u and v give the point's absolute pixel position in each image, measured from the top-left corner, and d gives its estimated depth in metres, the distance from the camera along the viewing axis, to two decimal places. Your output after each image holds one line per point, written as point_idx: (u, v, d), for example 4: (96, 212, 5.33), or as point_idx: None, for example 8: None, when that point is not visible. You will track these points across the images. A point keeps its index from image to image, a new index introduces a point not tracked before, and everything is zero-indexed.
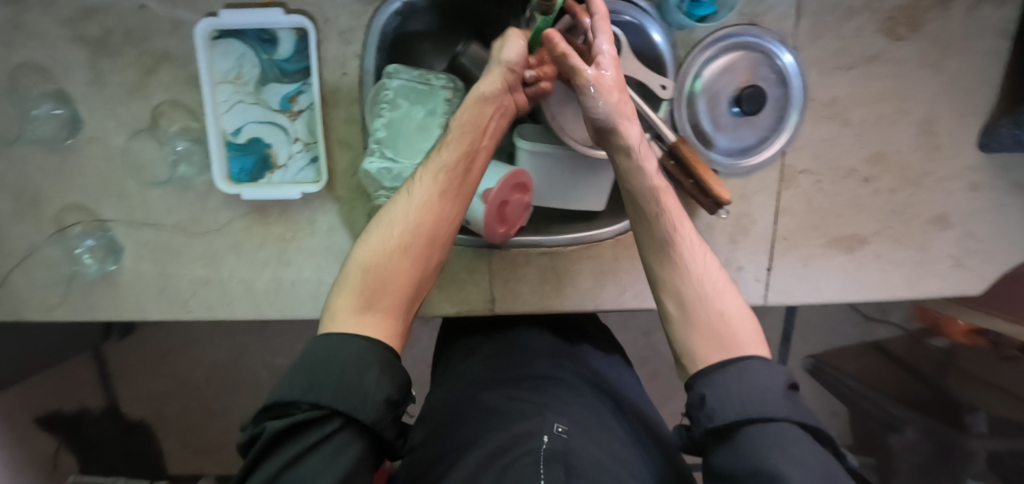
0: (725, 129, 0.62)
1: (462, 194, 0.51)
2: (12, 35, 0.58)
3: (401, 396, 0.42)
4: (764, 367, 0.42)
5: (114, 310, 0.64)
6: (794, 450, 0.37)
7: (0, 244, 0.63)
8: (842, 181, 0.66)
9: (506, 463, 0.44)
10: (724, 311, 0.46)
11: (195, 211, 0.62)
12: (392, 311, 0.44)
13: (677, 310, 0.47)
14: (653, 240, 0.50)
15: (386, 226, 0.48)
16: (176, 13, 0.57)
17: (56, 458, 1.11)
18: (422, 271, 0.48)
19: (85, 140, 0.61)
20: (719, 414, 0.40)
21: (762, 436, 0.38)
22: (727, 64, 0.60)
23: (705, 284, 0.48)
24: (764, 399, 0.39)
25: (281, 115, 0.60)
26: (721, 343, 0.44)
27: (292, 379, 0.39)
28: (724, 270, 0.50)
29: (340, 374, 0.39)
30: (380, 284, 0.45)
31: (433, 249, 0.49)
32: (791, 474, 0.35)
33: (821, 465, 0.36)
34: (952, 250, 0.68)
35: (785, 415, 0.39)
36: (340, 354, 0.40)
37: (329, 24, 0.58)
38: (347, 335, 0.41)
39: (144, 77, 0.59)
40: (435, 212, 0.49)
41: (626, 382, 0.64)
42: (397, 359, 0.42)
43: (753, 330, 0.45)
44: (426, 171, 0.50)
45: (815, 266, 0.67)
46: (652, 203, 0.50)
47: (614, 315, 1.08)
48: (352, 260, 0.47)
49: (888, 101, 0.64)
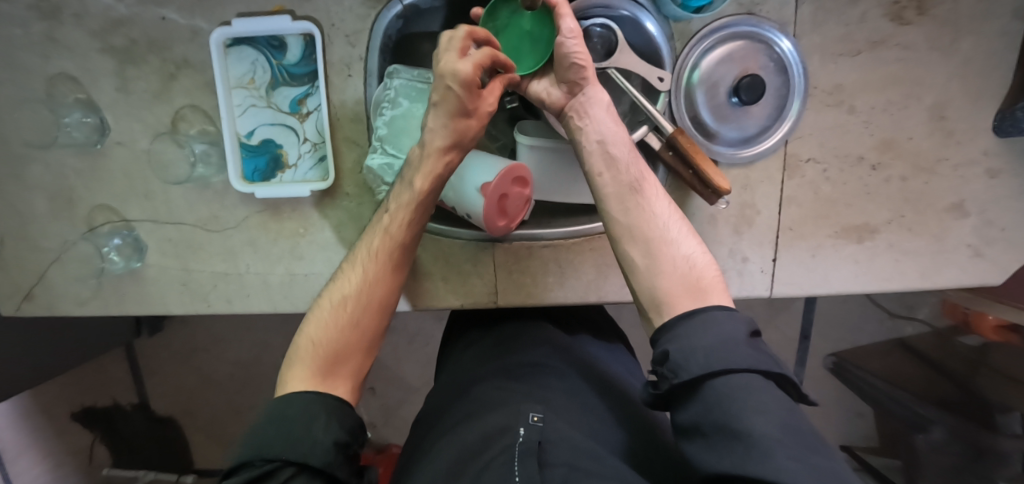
0: (724, 119, 0.63)
1: (405, 263, 0.53)
2: (47, 48, 0.62)
3: (353, 437, 0.43)
4: (720, 313, 0.42)
5: (140, 303, 0.68)
6: (758, 400, 0.37)
7: (39, 242, 0.68)
8: (850, 170, 0.64)
9: (482, 464, 0.43)
10: (688, 256, 0.46)
11: (214, 208, 0.66)
12: (346, 375, 0.46)
13: (644, 260, 0.47)
14: (620, 183, 0.50)
15: (335, 301, 0.50)
16: (194, 22, 0.60)
17: (92, 451, 1.20)
18: (374, 337, 0.50)
19: (114, 144, 0.65)
20: (685, 370, 0.40)
21: (726, 386, 0.38)
22: (723, 55, 0.61)
23: (668, 232, 0.48)
24: (727, 349, 0.39)
25: (291, 117, 0.63)
26: (686, 285, 0.45)
27: (246, 442, 0.41)
28: (686, 220, 0.50)
29: (287, 427, 0.40)
30: (333, 355, 0.46)
31: (383, 312, 0.51)
32: (755, 426, 0.36)
33: (782, 410, 0.37)
34: (970, 239, 0.66)
35: (748, 365, 0.39)
36: (289, 411, 0.41)
37: (335, 28, 0.60)
38: (296, 394, 0.43)
39: (167, 82, 0.62)
40: (383, 284, 0.51)
41: (624, 367, 0.66)
42: (343, 406, 0.43)
43: (714, 270, 0.46)
44: (375, 239, 0.53)
45: (824, 256, 0.66)
46: (626, 146, 0.51)
47: (628, 313, 1.07)
48: (301, 335, 0.48)
49: (898, 87, 0.62)
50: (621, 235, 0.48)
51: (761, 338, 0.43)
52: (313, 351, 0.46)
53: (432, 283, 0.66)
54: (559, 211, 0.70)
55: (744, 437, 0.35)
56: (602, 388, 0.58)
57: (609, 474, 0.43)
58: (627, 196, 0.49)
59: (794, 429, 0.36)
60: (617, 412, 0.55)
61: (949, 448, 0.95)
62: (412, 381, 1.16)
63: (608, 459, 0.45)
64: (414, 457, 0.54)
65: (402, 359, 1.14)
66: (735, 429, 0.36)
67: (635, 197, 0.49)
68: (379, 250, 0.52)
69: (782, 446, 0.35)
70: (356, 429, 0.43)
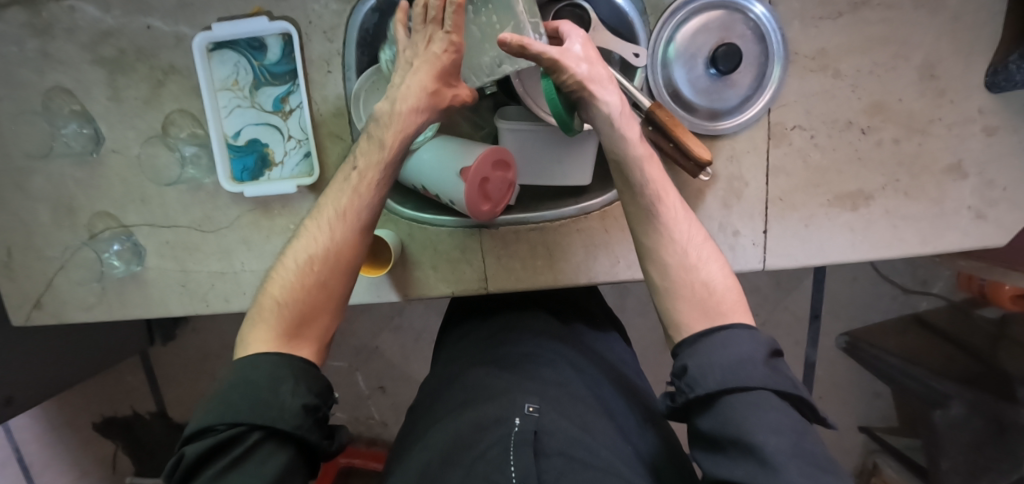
0: (704, 91, 0.62)
1: (366, 224, 0.51)
2: (42, 63, 0.64)
3: (322, 399, 0.44)
4: (743, 334, 0.43)
5: (142, 305, 0.70)
6: (772, 419, 0.38)
7: (43, 251, 0.70)
8: (839, 135, 0.63)
9: (476, 454, 0.44)
10: (708, 281, 0.47)
11: (206, 209, 0.67)
12: (310, 337, 0.47)
13: (663, 282, 0.48)
14: (639, 209, 0.50)
15: (297, 259, 0.49)
16: (178, 28, 0.62)
17: (116, 458, 1.23)
18: (341, 297, 0.49)
19: (109, 152, 0.67)
20: (701, 385, 0.42)
21: (742, 404, 0.40)
22: (698, 26, 0.61)
23: (689, 251, 0.48)
24: (745, 369, 0.41)
25: (275, 115, 0.64)
26: (706, 311, 0.46)
27: (212, 404, 0.42)
28: (708, 240, 0.50)
29: (254, 393, 0.41)
30: (299, 316, 0.46)
31: (348, 273, 0.50)
32: (768, 442, 0.37)
33: (794, 430, 0.38)
34: (971, 201, 0.64)
35: (764, 384, 0.40)
36: (253, 376, 0.42)
37: (313, 25, 0.61)
38: (259, 355, 0.44)
39: (156, 90, 0.64)
40: (350, 244, 0.49)
41: (617, 355, 0.67)
42: (310, 369, 0.44)
43: (736, 293, 0.47)
44: (341, 196, 0.51)
45: (818, 226, 0.65)
46: (637, 171, 0.50)
47: (632, 301, 1.06)
48: (262, 294, 0.48)
49: (883, 47, 0.61)
50: (647, 254, 0.50)
51: (779, 358, 0.44)
52: (280, 313, 0.46)
53: (423, 271, 0.67)
54: (546, 195, 0.70)
55: (756, 451, 0.37)
56: (594, 380, 0.58)
57: (603, 464, 0.43)
58: (647, 215, 0.50)
59: (805, 448, 0.38)
60: (606, 402, 0.55)
61: (969, 423, 0.91)
62: (420, 378, 1.16)
63: (601, 450, 0.45)
64: (407, 443, 0.55)
65: (408, 356, 1.15)
66: (747, 442, 0.38)
67: (655, 219, 0.49)
68: (347, 210, 0.50)
69: (794, 464, 0.36)
70: (324, 392, 0.45)
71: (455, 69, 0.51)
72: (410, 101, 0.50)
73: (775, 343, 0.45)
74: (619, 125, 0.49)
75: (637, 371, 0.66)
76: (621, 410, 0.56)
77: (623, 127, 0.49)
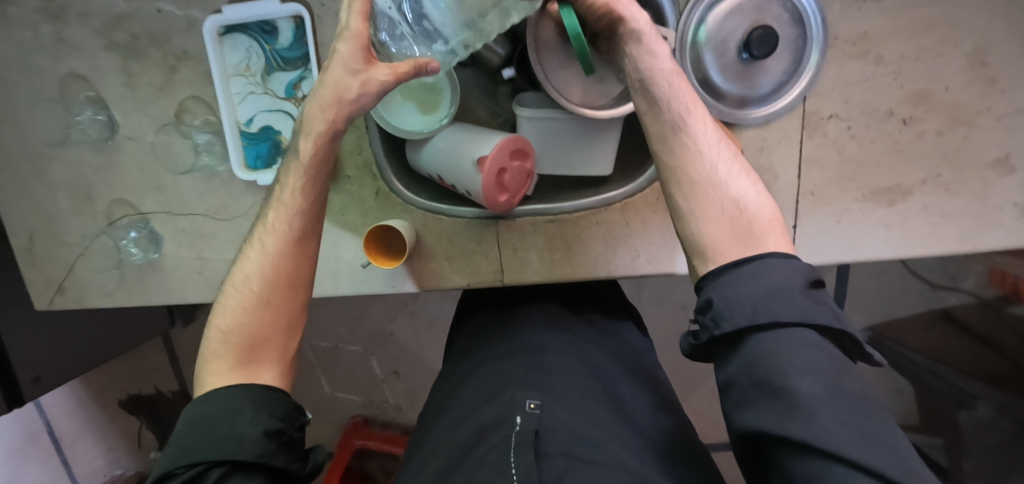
0: (736, 77, 0.59)
1: (312, 235, 0.52)
2: (57, 48, 0.64)
3: (288, 422, 0.45)
4: (777, 261, 0.40)
5: (160, 293, 0.70)
6: (808, 357, 0.36)
7: (64, 237, 0.71)
8: (878, 126, 0.60)
9: (475, 460, 0.44)
10: (739, 199, 0.44)
11: (221, 197, 0.67)
12: (269, 358, 0.48)
13: (687, 206, 0.45)
14: (662, 128, 0.47)
15: (243, 284, 0.50)
16: (190, 12, 0.61)
17: (141, 436, 1.24)
18: (292, 313, 0.50)
19: (124, 139, 0.66)
20: (727, 319, 0.39)
21: (772, 340, 0.37)
22: (732, 7, 0.57)
23: (717, 168, 0.45)
24: (778, 299, 0.37)
25: (288, 102, 0.63)
26: (736, 232, 0.43)
27: (172, 450, 0.42)
28: (739, 158, 0.47)
29: (212, 429, 0.42)
30: (248, 342, 0.47)
31: (295, 289, 0.51)
32: (801, 385, 0.35)
33: (833, 370, 0.35)
34: (1017, 198, 0.60)
35: (799, 320, 0.37)
36: (211, 413, 0.43)
37: (326, 7, 0.59)
38: (215, 392, 0.44)
39: (169, 76, 0.63)
40: (291, 258, 0.50)
41: (635, 346, 0.65)
42: (269, 395, 0.45)
43: (770, 211, 0.43)
44: (276, 213, 0.52)
45: (851, 222, 0.62)
46: (662, 84, 0.47)
47: (649, 292, 1.04)
48: (213, 327, 0.49)
49: (931, 31, 0.57)
50: (669, 177, 0.46)
51: (823, 289, 0.40)
52: (230, 341, 0.47)
53: (438, 263, 0.66)
54: (565, 184, 0.68)
55: (785, 395, 0.35)
56: (606, 372, 0.56)
57: (609, 460, 0.43)
58: (668, 135, 0.47)
59: (841, 388, 0.35)
60: (620, 399, 0.53)
61: (996, 424, 0.89)
62: (434, 364, 1.17)
63: (610, 445, 0.45)
64: (423, 436, 0.56)
65: (423, 343, 1.15)
66: (776, 386, 0.35)
67: (680, 136, 0.46)
68: (281, 227, 0.51)
69: (829, 407, 0.34)
70: (289, 415, 0.45)
71: (363, 56, 0.47)
72: (324, 102, 0.50)
73: (817, 272, 0.40)
74: (645, 43, 0.47)
75: (654, 366, 0.64)
76: (636, 404, 0.54)
77: (649, 45, 0.47)
